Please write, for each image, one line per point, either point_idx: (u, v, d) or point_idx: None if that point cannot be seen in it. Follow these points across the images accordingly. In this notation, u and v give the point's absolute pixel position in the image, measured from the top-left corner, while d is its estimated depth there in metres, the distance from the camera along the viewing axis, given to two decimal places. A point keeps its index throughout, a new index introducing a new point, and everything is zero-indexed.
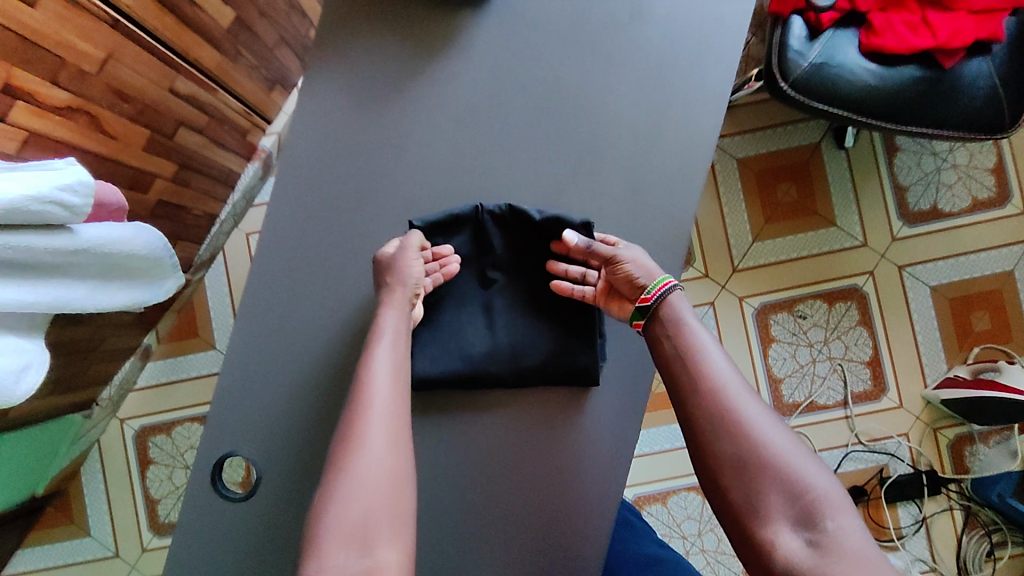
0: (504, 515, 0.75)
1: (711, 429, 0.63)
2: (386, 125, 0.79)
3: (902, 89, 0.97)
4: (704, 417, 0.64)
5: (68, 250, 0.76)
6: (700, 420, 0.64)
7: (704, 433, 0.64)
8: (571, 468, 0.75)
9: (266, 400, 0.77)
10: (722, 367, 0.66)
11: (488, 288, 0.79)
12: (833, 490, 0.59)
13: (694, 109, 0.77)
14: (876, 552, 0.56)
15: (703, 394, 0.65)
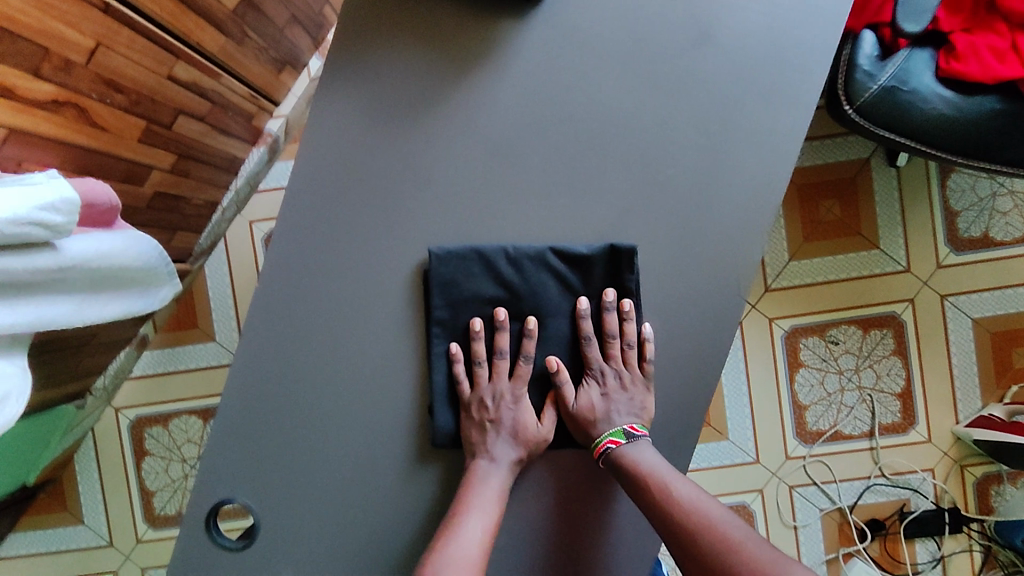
0: (525, 565, 0.71)
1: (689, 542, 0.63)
2: (411, 146, 0.70)
3: (978, 123, 0.87)
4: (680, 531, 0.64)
5: (53, 268, 0.69)
6: (693, 562, 0.63)
7: (686, 547, 0.63)
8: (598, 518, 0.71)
9: (267, 442, 0.71)
10: (693, 491, 0.65)
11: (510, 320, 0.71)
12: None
13: (758, 150, 0.68)
14: None
15: (675, 515, 0.64)
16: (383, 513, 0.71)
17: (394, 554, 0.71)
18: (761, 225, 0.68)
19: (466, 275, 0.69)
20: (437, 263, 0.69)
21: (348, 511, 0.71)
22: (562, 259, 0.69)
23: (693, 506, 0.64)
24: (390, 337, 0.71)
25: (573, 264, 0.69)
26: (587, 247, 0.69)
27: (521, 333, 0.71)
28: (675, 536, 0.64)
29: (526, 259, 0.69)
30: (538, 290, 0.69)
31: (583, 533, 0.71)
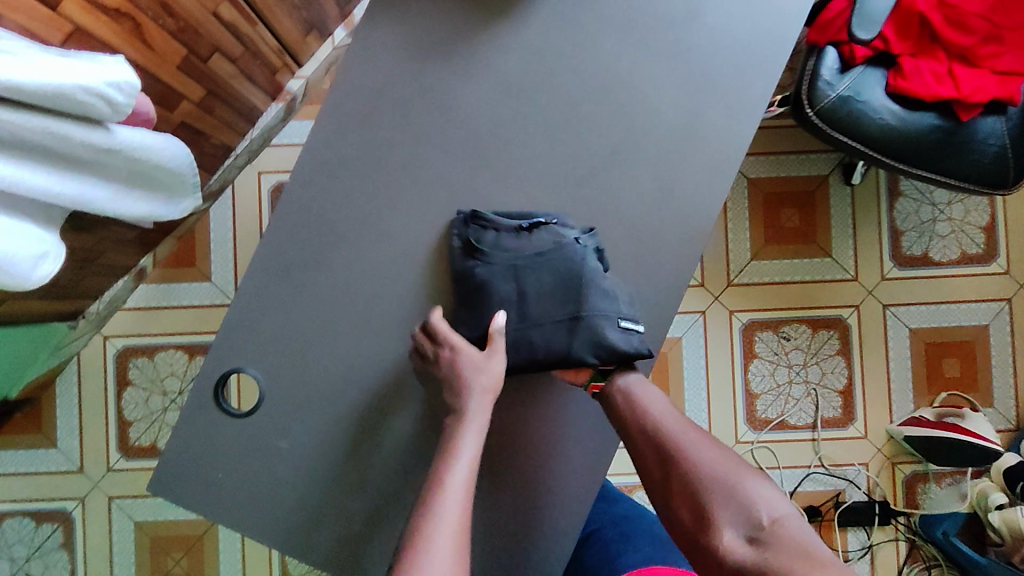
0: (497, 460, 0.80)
1: (654, 448, 0.69)
2: (434, 81, 0.81)
3: (918, 135, 1.01)
4: (647, 442, 0.70)
5: (101, 147, 0.76)
6: (653, 468, 0.68)
7: (654, 455, 0.68)
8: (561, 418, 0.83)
9: (278, 327, 0.80)
10: (662, 408, 0.72)
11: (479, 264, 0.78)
12: (758, 479, 0.62)
13: (731, 114, 0.80)
14: (798, 522, 0.59)
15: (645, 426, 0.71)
16: (379, 399, 0.80)
17: (384, 435, 0.80)
18: (730, 178, 0.80)
19: (484, 237, 0.79)
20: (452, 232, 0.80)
21: (346, 395, 0.80)
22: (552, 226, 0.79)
23: (663, 415, 0.71)
24: (398, 246, 0.81)
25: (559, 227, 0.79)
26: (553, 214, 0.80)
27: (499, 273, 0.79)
28: (641, 438, 0.70)
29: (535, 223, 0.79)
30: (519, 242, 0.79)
31: (554, 434, 0.83)
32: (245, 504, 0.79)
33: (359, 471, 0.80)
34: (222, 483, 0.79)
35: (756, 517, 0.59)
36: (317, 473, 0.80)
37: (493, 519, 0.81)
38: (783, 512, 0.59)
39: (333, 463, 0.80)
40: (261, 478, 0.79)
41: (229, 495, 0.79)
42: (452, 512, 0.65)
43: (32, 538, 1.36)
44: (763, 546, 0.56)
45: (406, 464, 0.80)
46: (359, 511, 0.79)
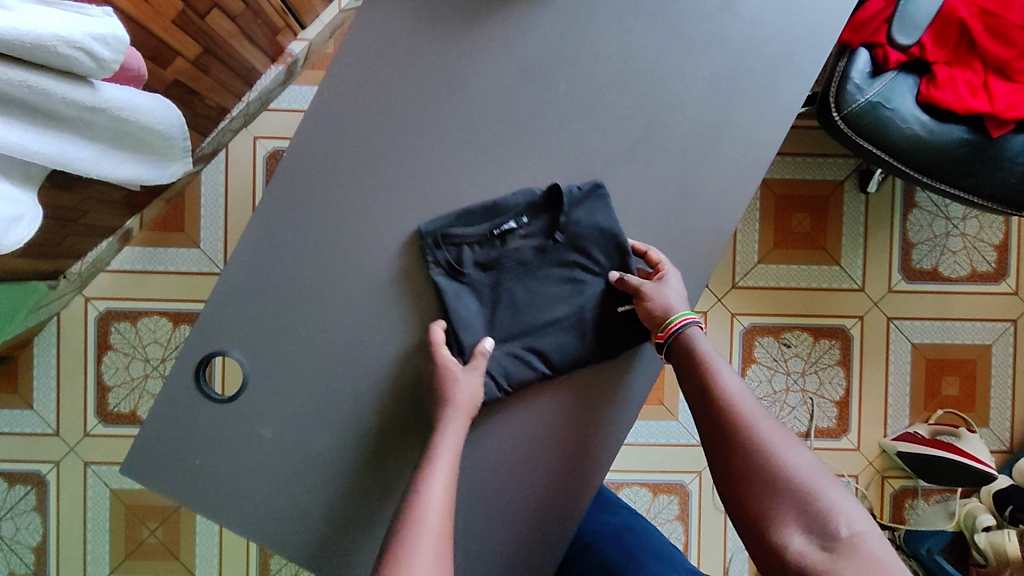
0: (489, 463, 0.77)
1: (725, 431, 0.67)
2: (446, 58, 0.75)
3: (945, 148, 0.97)
4: (719, 422, 0.68)
5: (85, 106, 0.71)
6: (724, 449, 0.67)
7: (726, 437, 0.67)
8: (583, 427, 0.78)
9: (265, 310, 0.76)
10: (737, 388, 0.70)
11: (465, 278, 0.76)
12: (836, 485, 0.62)
13: (759, 116, 0.75)
14: (877, 536, 0.58)
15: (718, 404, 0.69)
16: (369, 389, 0.76)
17: (372, 427, 0.77)
18: (752, 183, 0.76)
19: (460, 255, 0.76)
20: (425, 259, 0.76)
21: (335, 383, 0.76)
22: (530, 207, 0.76)
23: (738, 398, 0.69)
24: (397, 233, 0.76)
25: (537, 210, 0.76)
26: (535, 198, 0.76)
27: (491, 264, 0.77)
28: (714, 420, 0.69)
29: (506, 218, 0.76)
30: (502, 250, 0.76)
31: (569, 445, 0.78)
32: (219, 492, 0.76)
33: (345, 463, 0.77)
34: (197, 466, 0.75)
35: (834, 527, 0.59)
36: (297, 462, 0.76)
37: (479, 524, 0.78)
38: (862, 527, 0.59)
39: (318, 454, 0.76)
40: (239, 465, 0.76)
41: (204, 480, 0.75)
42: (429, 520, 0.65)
43: (3, 499, 1.33)
44: (837, 557, 0.57)
45: (395, 458, 0.77)
46: (342, 505, 0.77)
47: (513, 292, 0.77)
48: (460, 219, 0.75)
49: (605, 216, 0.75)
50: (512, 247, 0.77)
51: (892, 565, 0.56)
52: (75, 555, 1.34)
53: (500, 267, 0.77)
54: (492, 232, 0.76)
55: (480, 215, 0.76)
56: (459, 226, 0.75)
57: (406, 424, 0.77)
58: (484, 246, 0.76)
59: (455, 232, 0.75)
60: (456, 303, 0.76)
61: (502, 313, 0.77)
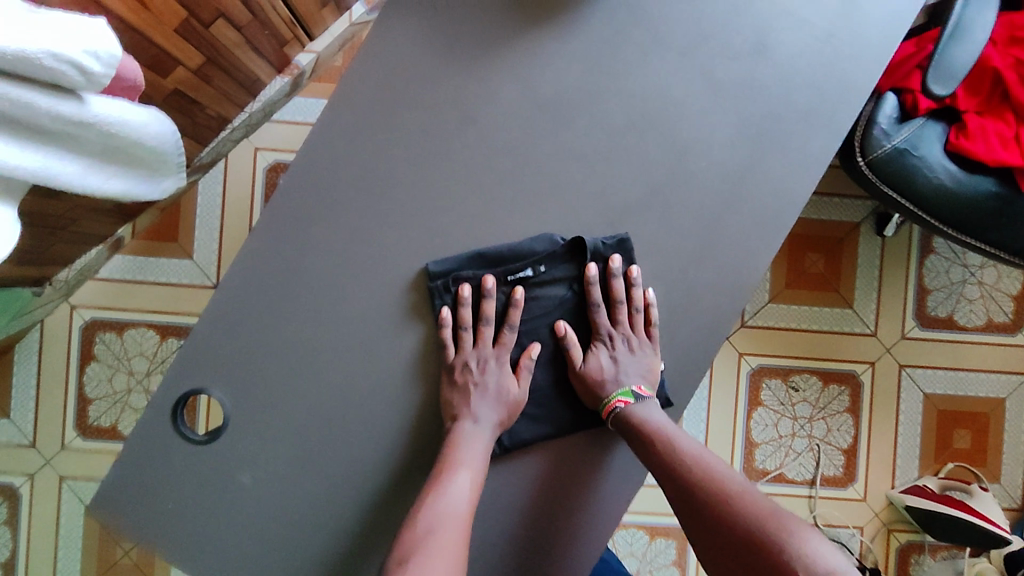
0: (484, 521, 0.71)
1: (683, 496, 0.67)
2: (459, 88, 0.71)
3: (972, 201, 0.93)
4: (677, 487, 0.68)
5: (72, 120, 0.67)
6: (690, 513, 0.66)
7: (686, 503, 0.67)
8: (592, 487, 0.72)
9: (251, 345, 0.71)
10: (690, 446, 0.69)
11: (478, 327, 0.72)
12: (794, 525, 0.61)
13: (787, 165, 0.71)
14: (845, 570, 0.57)
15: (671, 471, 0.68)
16: (361, 433, 0.72)
17: (361, 474, 0.72)
18: (776, 235, 0.72)
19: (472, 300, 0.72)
20: (433, 302, 0.72)
21: (323, 427, 0.71)
22: (551, 255, 0.71)
23: (690, 457, 0.68)
24: (399, 269, 0.72)
25: (558, 259, 0.71)
26: (556, 247, 0.71)
27: (507, 302, 0.73)
28: (669, 484, 0.68)
29: (522, 265, 0.71)
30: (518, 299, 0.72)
31: (574, 506, 0.72)
32: (193, 537, 0.70)
33: (330, 512, 0.72)
34: (169, 508, 0.70)
35: None
36: (278, 509, 0.71)
37: None
38: (832, 564, 0.57)
39: (301, 501, 0.71)
40: (217, 509, 0.71)
41: (178, 522, 0.70)
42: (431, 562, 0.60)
43: None
44: None
45: (382, 507, 0.72)
46: (323, 555, 0.72)
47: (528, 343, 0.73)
48: (474, 260, 0.71)
49: (629, 277, 0.71)
50: (531, 297, 0.73)
51: None
52: (44, 574, 1.28)
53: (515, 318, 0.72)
54: (509, 282, 0.71)
55: (495, 260, 0.71)
56: (473, 268, 0.71)
57: (399, 472, 0.72)
58: (499, 293, 0.72)
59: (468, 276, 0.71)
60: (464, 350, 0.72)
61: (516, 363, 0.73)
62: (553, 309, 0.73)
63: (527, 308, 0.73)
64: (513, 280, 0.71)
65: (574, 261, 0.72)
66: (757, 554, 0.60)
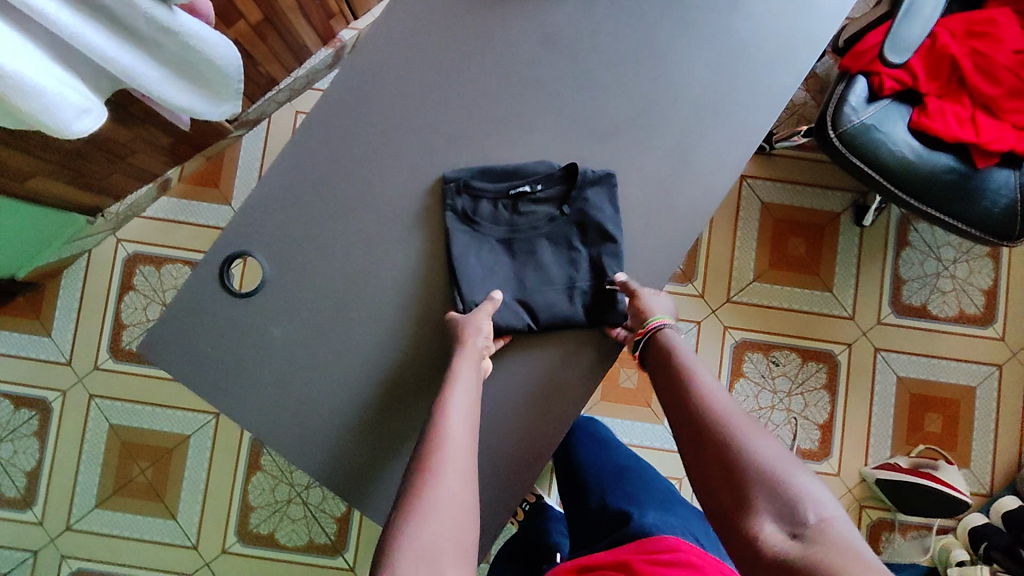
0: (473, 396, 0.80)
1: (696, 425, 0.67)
2: (481, 21, 0.83)
3: (931, 174, 1.04)
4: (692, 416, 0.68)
5: (161, 25, 0.81)
6: (697, 441, 0.67)
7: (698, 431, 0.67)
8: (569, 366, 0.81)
9: (284, 224, 0.80)
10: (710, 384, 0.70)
11: (474, 231, 0.81)
12: (802, 473, 0.61)
13: (755, 103, 0.83)
14: (843, 521, 0.57)
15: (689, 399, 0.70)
16: (371, 311, 0.80)
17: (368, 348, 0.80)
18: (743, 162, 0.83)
19: (477, 208, 0.81)
20: (443, 204, 0.81)
21: (338, 300, 0.80)
22: (548, 176, 0.81)
23: (710, 393, 0.69)
24: (417, 170, 0.82)
25: (554, 181, 0.81)
26: (553, 169, 0.81)
27: (504, 213, 0.82)
28: (685, 411, 0.69)
29: (525, 181, 0.81)
30: (514, 212, 0.82)
31: (553, 383, 0.81)
32: (215, 389, 0.78)
33: (338, 380, 0.79)
34: (195, 363, 0.78)
35: (802, 515, 0.58)
36: (291, 372, 0.79)
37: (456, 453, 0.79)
38: (832, 513, 0.58)
39: (313, 367, 0.79)
40: (236, 369, 0.78)
41: (204, 373, 0.78)
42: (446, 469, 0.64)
43: (8, 421, 1.38)
44: (807, 545, 0.56)
45: (382, 379, 0.80)
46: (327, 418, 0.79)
47: (517, 249, 0.82)
48: (483, 173, 0.81)
49: (610, 207, 0.81)
50: (527, 211, 0.82)
51: (861, 546, 0.55)
52: (65, 484, 1.38)
53: (508, 229, 0.82)
54: (509, 195, 0.81)
55: (499, 173, 0.81)
56: (479, 177, 0.81)
57: (401, 349, 0.80)
58: (499, 205, 0.82)
59: (475, 184, 0.81)
60: (461, 248, 0.80)
61: (505, 263, 0.82)
62: (544, 226, 0.82)
63: (521, 221, 0.82)
64: (512, 194, 0.81)
65: (568, 185, 0.81)
66: (761, 489, 0.60)
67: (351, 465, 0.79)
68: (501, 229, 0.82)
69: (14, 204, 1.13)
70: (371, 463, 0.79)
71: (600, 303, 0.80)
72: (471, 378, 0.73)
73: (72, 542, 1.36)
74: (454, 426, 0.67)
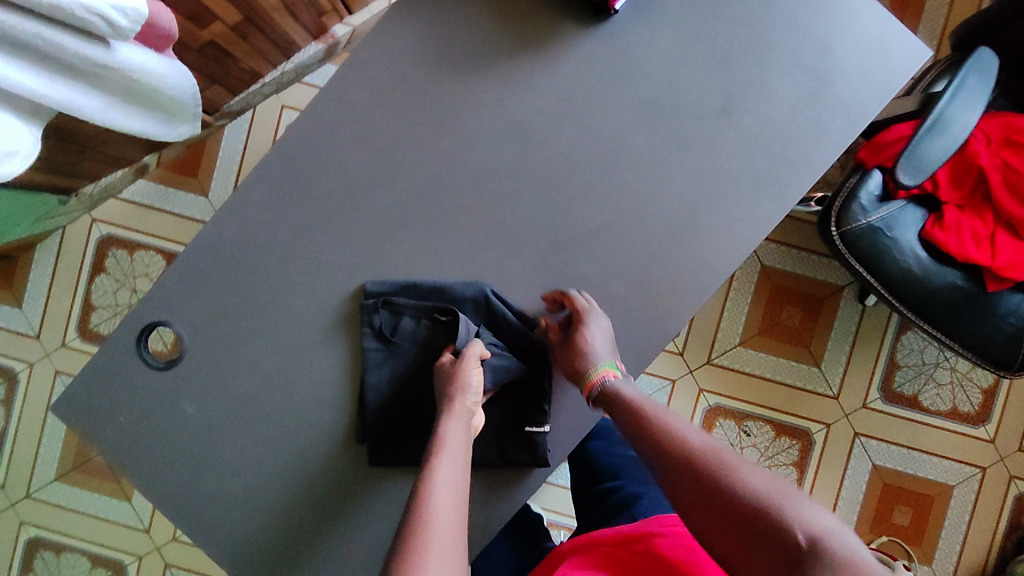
0: (381, 499, 0.76)
1: (674, 473, 0.62)
2: (442, 100, 0.76)
3: (935, 290, 0.94)
4: (668, 465, 0.63)
5: (98, 63, 0.74)
6: (681, 487, 0.61)
7: (678, 480, 0.61)
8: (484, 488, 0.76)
9: (210, 295, 0.76)
10: (679, 424, 0.66)
11: (390, 349, 0.76)
12: (787, 495, 0.56)
13: (733, 225, 0.75)
14: (842, 535, 0.53)
15: (661, 444, 0.65)
16: (289, 394, 0.77)
17: (282, 434, 0.76)
18: (710, 286, 0.76)
19: (396, 324, 0.76)
20: (361, 317, 0.76)
21: (256, 379, 0.76)
22: (474, 302, 0.75)
23: (680, 432, 0.65)
24: (356, 253, 0.77)
25: (479, 306, 0.76)
26: (480, 295, 0.75)
27: (422, 334, 0.76)
28: (661, 457, 0.64)
29: (451, 303, 0.76)
30: (433, 334, 0.76)
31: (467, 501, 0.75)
32: (119, 455, 0.76)
33: (247, 461, 0.76)
34: (103, 429, 0.76)
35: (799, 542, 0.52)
36: (200, 448, 0.76)
37: (355, 556, 0.75)
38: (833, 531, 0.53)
39: (222, 446, 0.76)
40: (145, 439, 0.76)
41: (111, 439, 0.76)
42: (438, 545, 0.58)
43: None
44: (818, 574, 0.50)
45: (292, 465, 0.76)
46: (229, 500, 0.76)
47: (432, 374, 0.76)
48: (408, 287, 0.76)
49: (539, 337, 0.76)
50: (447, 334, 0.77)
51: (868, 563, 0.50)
52: (27, 454, 1.40)
53: (425, 352, 0.76)
54: (430, 317, 0.76)
55: (424, 288, 0.76)
56: (404, 290, 0.76)
57: (314, 439, 0.77)
58: (418, 325, 0.76)
59: (396, 298, 0.75)
60: (374, 367, 0.76)
61: (419, 386, 0.77)
62: None
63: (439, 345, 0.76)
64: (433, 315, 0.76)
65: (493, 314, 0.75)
66: (756, 525, 0.55)
67: (247, 552, 0.76)
68: (419, 350, 0.76)
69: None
70: (269, 554, 0.76)
71: (518, 444, 0.75)
72: (459, 448, 0.67)
73: (31, 509, 1.40)
74: (442, 471, 0.64)
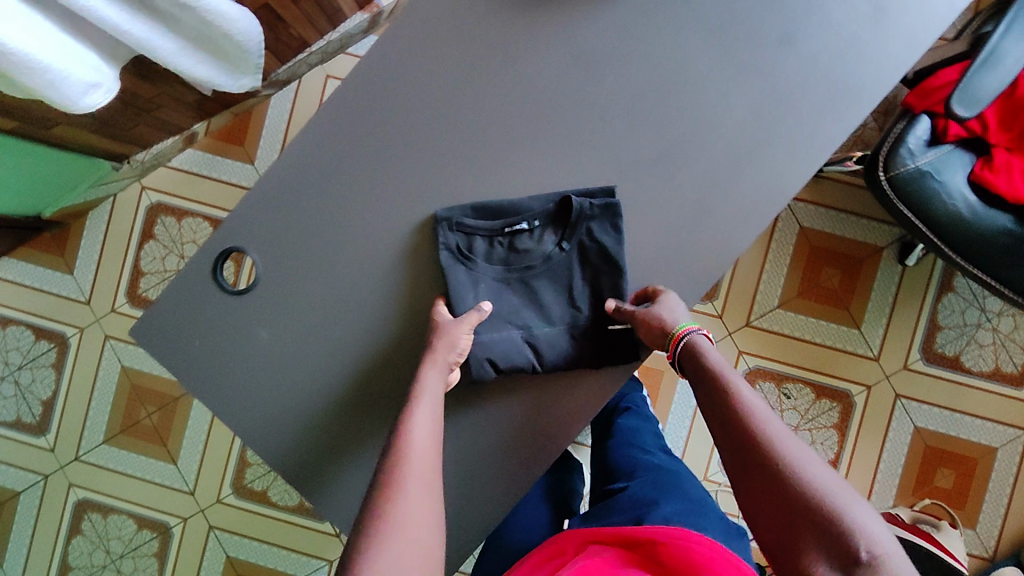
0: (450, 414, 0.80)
1: (736, 442, 0.62)
2: (505, 34, 0.78)
3: (985, 232, 0.95)
4: (731, 434, 0.63)
5: (176, 1, 0.77)
6: (738, 457, 0.61)
7: (739, 450, 0.61)
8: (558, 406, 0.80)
9: (282, 224, 0.79)
10: (750, 396, 0.65)
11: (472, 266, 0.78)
12: (844, 494, 0.55)
13: (791, 153, 0.77)
14: (893, 552, 0.53)
15: (727, 409, 0.65)
16: (359, 319, 0.80)
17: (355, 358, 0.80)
18: (767, 213, 0.78)
19: (470, 245, 0.79)
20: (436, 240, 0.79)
21: (328, 306, 0.79)
22: (544, 212, 0.78)
23: (751, 404, 0.64)
24: (423, 184, 0.79)
25: (548, 212, 0.78)
26: (547, 203, 0.78)
27: (501, 250, 0.79)
28: (724, 422, 0.64)
29: (519, 216, 0.78)
30: (511, 247, 0.79)
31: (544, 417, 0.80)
32: (199, 378, 0.80)
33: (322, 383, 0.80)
34: (184, 353, 0.79)
35: (852, 549, 0.52)
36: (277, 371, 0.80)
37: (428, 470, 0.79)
38: (888, 549, 0.52)
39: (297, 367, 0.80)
40: (224, 362, 0.80)
41: (192, 363, 0.80)
42: (409, 496, 0.60)
43: (27, 350, 1.44)
44: None
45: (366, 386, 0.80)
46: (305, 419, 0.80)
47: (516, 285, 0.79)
48: (476, 213, 0.78)
49: (613, 239, 0.76)
50: (524, 246, 0.79)
51: None
52: (77, 418, 1.44)
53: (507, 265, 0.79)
54: (504, 231, 0.78)
55: (490, 208, 0.78)
56: (472, 214, 0.78)
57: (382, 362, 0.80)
58: (494, 241, 0.79)
59: (464, 219, 0.78)
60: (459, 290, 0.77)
61: (502, 303, 0.79)
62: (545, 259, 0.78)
63: (519, 255, 0.79)
64: (506, 228, 0.78)
65: (565, 216, 0.77)
66: (808, 518, 0.55)
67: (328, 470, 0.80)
68: (498, 263, 0.79)
69: (43, 152, 1.11)
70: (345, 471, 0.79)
71: (609, 345, 0.78)
72: (433, 399, 0.69)
73: (79, 471, 1.43)
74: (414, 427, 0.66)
